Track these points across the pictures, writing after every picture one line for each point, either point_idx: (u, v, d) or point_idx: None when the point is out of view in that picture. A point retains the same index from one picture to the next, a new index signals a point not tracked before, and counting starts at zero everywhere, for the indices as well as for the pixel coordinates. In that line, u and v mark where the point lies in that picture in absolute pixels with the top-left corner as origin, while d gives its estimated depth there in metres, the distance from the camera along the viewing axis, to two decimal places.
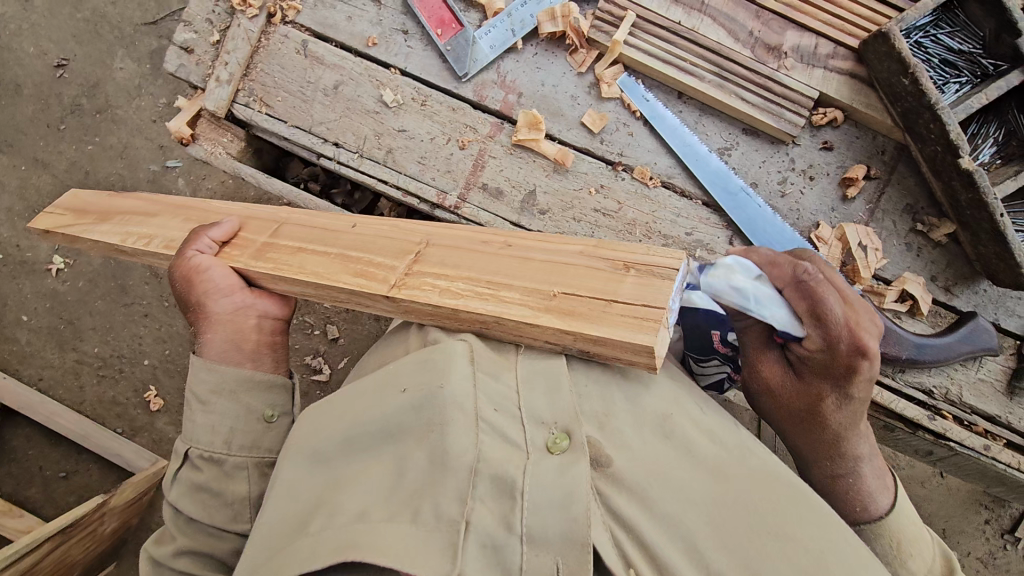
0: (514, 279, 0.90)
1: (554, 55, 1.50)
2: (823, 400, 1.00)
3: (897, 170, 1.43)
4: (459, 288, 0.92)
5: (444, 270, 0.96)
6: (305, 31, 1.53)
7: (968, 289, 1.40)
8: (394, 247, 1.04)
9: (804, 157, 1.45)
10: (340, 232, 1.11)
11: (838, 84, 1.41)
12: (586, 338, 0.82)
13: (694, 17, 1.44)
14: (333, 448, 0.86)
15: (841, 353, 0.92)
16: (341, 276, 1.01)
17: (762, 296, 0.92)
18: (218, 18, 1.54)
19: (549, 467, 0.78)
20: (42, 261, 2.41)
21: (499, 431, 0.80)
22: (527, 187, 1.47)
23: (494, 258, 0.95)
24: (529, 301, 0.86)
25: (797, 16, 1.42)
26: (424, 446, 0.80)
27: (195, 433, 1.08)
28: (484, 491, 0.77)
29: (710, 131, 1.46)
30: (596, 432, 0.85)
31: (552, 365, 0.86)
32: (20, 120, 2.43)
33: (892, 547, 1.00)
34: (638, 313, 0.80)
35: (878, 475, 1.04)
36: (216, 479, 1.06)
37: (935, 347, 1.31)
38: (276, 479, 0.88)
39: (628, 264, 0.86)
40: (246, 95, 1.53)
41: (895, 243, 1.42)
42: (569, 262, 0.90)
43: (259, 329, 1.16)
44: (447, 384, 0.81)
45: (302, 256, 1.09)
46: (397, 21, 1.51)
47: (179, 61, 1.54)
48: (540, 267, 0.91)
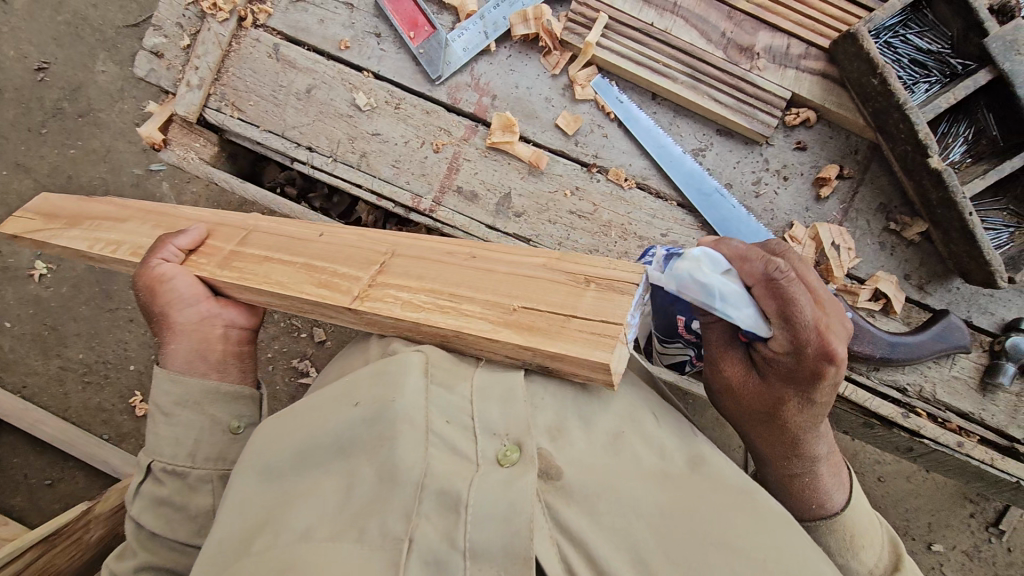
0: (475, 292, 0.90)
1: (527, 57, 1.50)
2: (785, 403, 0.99)
3: (870, 170, 1.43)
4: (420, 300, 0.92)
5: (408, 281, 0.96)
6: (277, 35, 1.53)
7: (942, 287, 1.41)
8: (360, 257, 1.03)
9: (777, 157, 1.45)
10: (307, 240, 1.10)
11: (810, 85, 1.41)
12: (545, 354, 0.82)
13: (667, 18, 1.44)
14: (286, 464, 0.85)
15: (808, 357, 0.90)
16: (306, 286, 1.01)
17: (727, 292, 0.88)
18: (188, 22, 1.52)
19: (497, 479, 0.78)
20: (24, 266, 2.38)
21: (450, 444, 0.81)
22: (502, 189, 1.46)
23: (457, 269, 0.95)
24: (490, 313, 0.87)
25: (769, 17, 1.42)
26: (373, 460, 0.80)
27: (156, 448, 1.07)
28: (430, 507, 0.77)
29: (684, 133, 1.46)
30: (549, 444, 0.85)
31: (510, 378, 0.87)
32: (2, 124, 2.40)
33: (846, 542, 1.02)
34: (597, 328, 0.80)
35: (833, 473, 1.06)
36: (179, 492, 1.06)
37: (907, 346, 1.32)
38: (227, 495, 0.87)
39: (588, 278, 0.86)
40: (218, 100, 1.52)
41: (869, 242, 1.42)
42: (530, 273, 0.90)
43: (225, 338, 1.15)
44: (398, 398, 0.81)
45: (269, 264, 1.08)
46: (370, 24, 1.51)
47: (150, 65, 1.53)
48: (501, 278, 0.91)
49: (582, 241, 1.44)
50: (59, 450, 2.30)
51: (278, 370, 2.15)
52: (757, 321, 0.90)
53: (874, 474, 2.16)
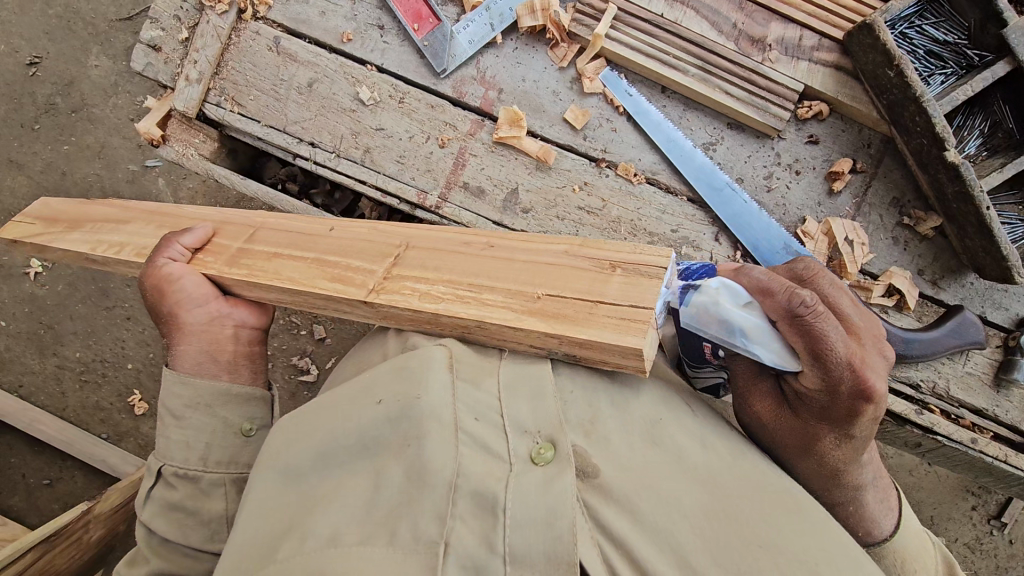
0: (496, 281, 0.87)
1: (535, 50, 1.46)
2: (820, 439, 0.92)
3: (883, 164, 1.41)
4: (439, 291, 0.90)
5: (425, 272, 0.93)
6: (277, 27, 1.49)
7: (955, 282, 1.39)
8: (373, 250, 1.00)
9: (789, 151, 1.43)
10: (315, 235, 1.08)
11: (823, 77, 1.38)
12: (572, 342, 0.79)
13: (676, 9, 1.41)
14: (309, 464, 0.83)
15: (843, 395, 0.84)
16: (320, 281, 0.98)
17: (748, 327, 0.83)
18: (186, 15, 1.49)
19: (533, 480, 0.76)
20: (19, 265, 2.34)
21: (480, 441, 0.79)
22: (510, 185, 1.43)
23: (475, 259, 0.92)
24: (513, 303, 0.84)
25: (781, 8, 1.40)
26: (401, 460, 0.78)
27: (167, 453, 1.05)
28: (464, 508, 0.75)
29: (695, 127, 1.44)
30: (582, 440, 0.83)
31: (537, 371, 0.84)
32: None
33: (897, 565, 1.00)
34: (626, 314, 0.78)
35: (881, 499, 1.00)
36: (190, 496, 1.03)
37: (922, 342, 1.31)
38: (247, 497, 0.85)
39: (614, 263, 0.84)
40: (217, 94, 1.48)
41: (882, 237, 1.41)
42: (551, 263, 0.87)
43: (235, 338, 1.13)
44: (423, 395, 0.79)
45: (278, 261, 1.06)
46: (373, 16, 1.47)
47: (147, 59, 1.50)
48: (522, 268, 0.88)
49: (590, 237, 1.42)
50: (58, 450, 2.27)
51: (277, 368, 2.13)
52: (784, 356, 0.84)
53: None
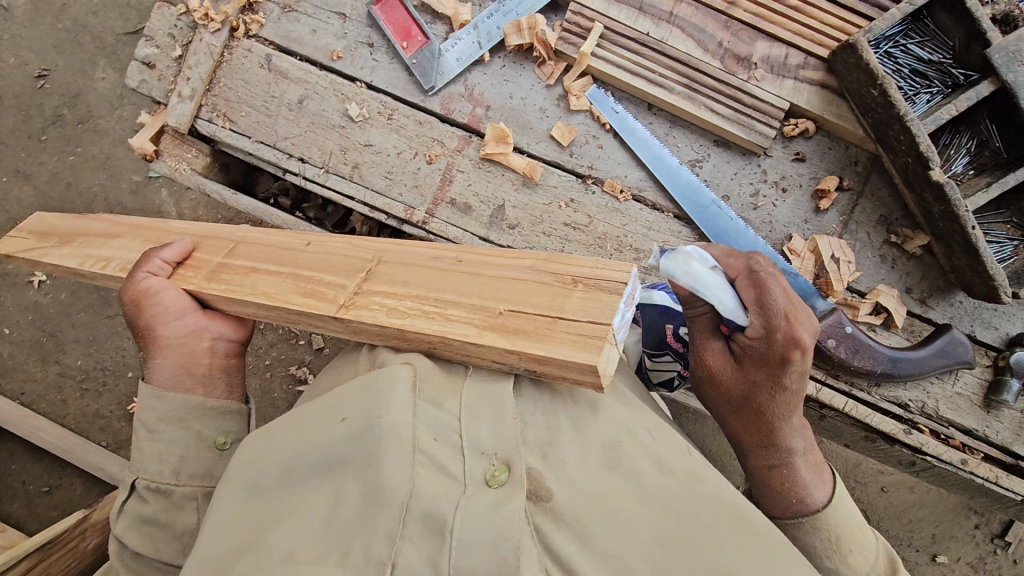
0: (460, 295, 0.88)
1: (522, 67, 1.48)
2: (759, 390, 1.01)
3: (870, 181, 1.41)
4: (406, 306, 0.89)
5: (393, 288, 0.93)
6: (269, 45, 1.51)
7: (944, 301, 1.39)
8: (347, 265, 1.01)
9: (775, 168, 1.43)
10: (291, 251, 1.08)
11: (809, 95, 1.39)
12: (529, 357, 0.79)
13: (662, 27, 1.42)
14: (270, 481, 0.84)
15: (779, 344, 0.95)
16: (292, 297, 0.99)
17: (713, 285, 0.97)
18: (180, 32, 1.52)
19: (484, 501, 0.75)
20: (23, 273, 2.37)
21: (438, 462, 0.78)
22: (496, 202, 1.44)
23: (442, 273, 0.92)
24: (477, 318, 0.84)
25: (766, 26, 1.40)
26: (359, 480, 0.78)
27: (140, 466, 1.05)
28: (415, 530, 0.74)
29: (681, 143, 1.44)
30: (540, 461, 0.82)
31: (501, 393, 0.84)
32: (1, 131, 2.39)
33: (832, 543, 0.98)
34: (584, 330, 0.76)
35: (812, 468, 1.04)
36: (162, 513, 1.03)
37: (909, 362, 1.31)
38: (210, 512, 0.85)
39: (576, 279, 0.82)
40: (210, 110, 1.50)
41: (869, 255, 1.40)
42: (516, 276, 0.87)
43: (212, 351, 1.14)
44: (385, 414, 0.79)
45: (253, 277, 1.06)
46: (363, 34, 1.49)
47: (142, 76, 1.53)
48: (489, 281, 0.88)
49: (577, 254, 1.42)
50: (57, 457, 2.29)
51: (275, 377, 2.14)
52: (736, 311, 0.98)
53: (878, 484, 2.12)
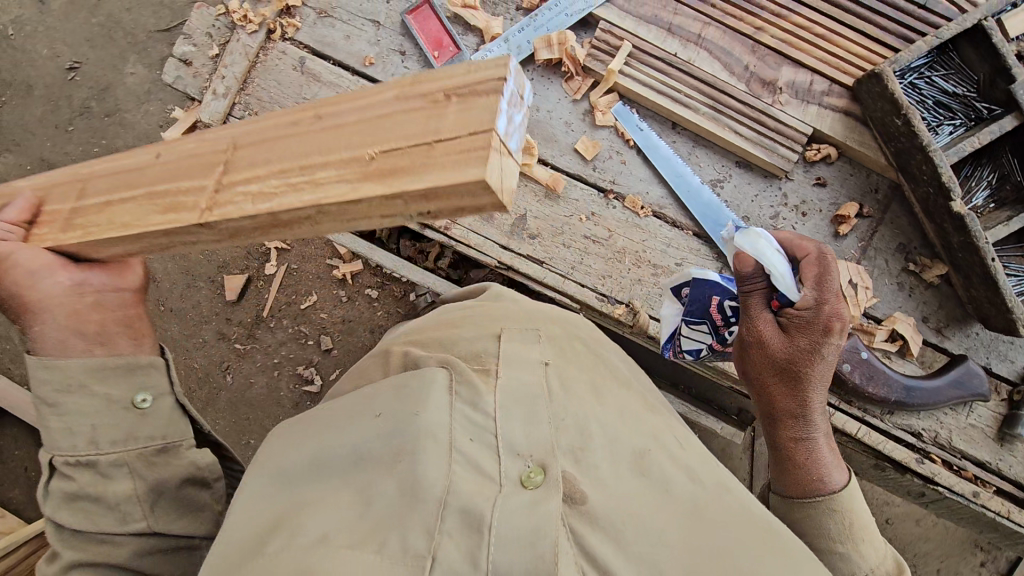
0: (325, 153, 0.67)
1: (550, 81, 1.51)
2: (805, 361, 1.04)
3: (890, 210, 1.43)
4: (272, 186, 0.69)
5: (256, 171, 0.71)
6: (304, 49, 1.54)
7: (960, 331, 1.39)
8: (203, 161, 0.77)
9: (796, 192, 1.44)
10: (140, 164, 0.84)
11: (832, 121, 1.41)
12: (413, 196, 0.61)
13: (690, 49, 1.44)
14: (304, 471, 0.86)
15: (828, 316, 1.01)
16: (151, 220, 0.78)
17: (778, 266, 1.03)
18: (218, 32, 1.56)
19: (520, 500, 0.76)
20: None
21: (473, 462, 0.80)
22: (517, 211, 1.46)
23: (308, 138, 0.69)
24: (347, 173, 0.65)
25: (793, 53, 1.42)
26: (394, 476, 0.80)
27: (54, 439, 0.92)
28: (453, 525, 0.73)
29: (703, 163, 1.46)
30: (572, 466, 0.84)
31: (533, 397, 0.88)
32: (28, 120, 2.43)
33: (844, 527, 1.00)
34: (463, 146, 0.59)
35: (833, 452, 1.08)
36: (92, 484, 0.93)
37: (924, 391, 1.32)
38: (236, 500, 0.85)
39: (445, 91, 0.62)
40: (243, 109, 1.52)
41: (886, 282, 1.41)
42: (385, 113, 0.65)
43: (100, 305, 0.96)
44: (422, 412, 0.84)
45: (109, 212, 0.83)
46: (395, 42, 1.53)
47: (178, 72, 1.56)
48: (349, 129, 0.67)
49: (594, 266, 1.44)
50: None
51: (283, 376, 2.15)
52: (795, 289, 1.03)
53: (883, 515, 2.10)
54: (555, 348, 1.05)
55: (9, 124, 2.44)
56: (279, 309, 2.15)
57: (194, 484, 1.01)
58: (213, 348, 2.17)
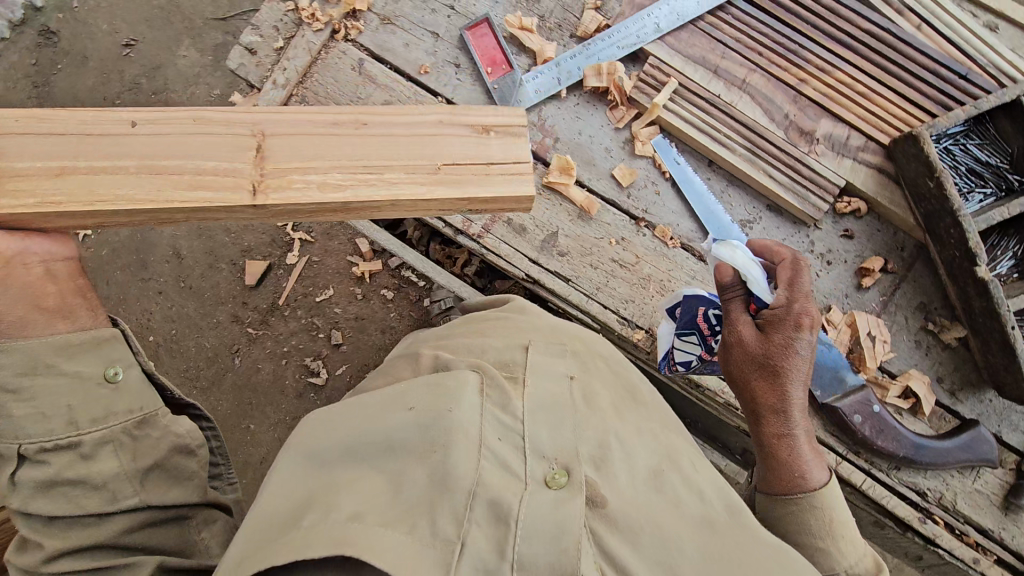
0: (384, 159, 0.91)
1: (595, 107, 1.56)
2: (782, 358, 1.03)
3: (913, 269, 1.45)
4: (335, 179, 0.90)
5: (305, 163, 0.90)
6: (364, 51, 1.61)
7: (974, 396, 1.40)
8: (227, 145, 0.90)
9: (823, 240, 1.47)
10: (104, 139, 0.89)
11: (865, 177, 1.45)
12: (477, 202, 0.93)
13: (734, 92, 1.50)
14: (334, 455, 0.87)
15: (799, 312, 1.02)
16: (179, 196, 0.87)
17: (753, 271, 1.06)
18: (284, 26, 1.64)
19: (545, 500, 0.80)
20: None
21: (501, 460, 0.84)
22: (550, 228, 1.50)
23: (353, 142, 0.92)
24: (418, 176, 0.91)
25: (833, 106, 1.47)
26: (426, 466, 0.82)
27: (20, 426, 0.85)
28: (481, 515, 0.78)
29: (735, 202, 1.50)
30: (593, 472, 0.89)
31: (558, 405, 0.92)
32: (78, 90, 2.26)
33: (826, 526, 0.99)
34: (513, 169, 0.93)
35: (814, 451, 1.07)
36: (71, 467, 0.86)
37: (933, 450, 1.33)
38: (267, 477, 0.87)
39: (487, 127, 0.95)
40: (299, 101, 1.59)
41: (904, 338, 1.43)
42: (430, 134, 0.94)
43: (50, 277, 0.93)
44: (455, 410, 0.85)
45: (71, 179, 0.87)
46: (451, 55, 1.59)
47: (241, 60, 1.64)
48: (400, 142, 0.93)
49: (619, 290, 1.47)
50: None
51: (289, 365, 2.06)
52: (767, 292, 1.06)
53: None
54: (578, 362, 1.09)
55: (57, 89, 2.26)
56: (295, 299, 2.08)
57: (179, 454, 0.97)
58: (226, 330, 2.09)
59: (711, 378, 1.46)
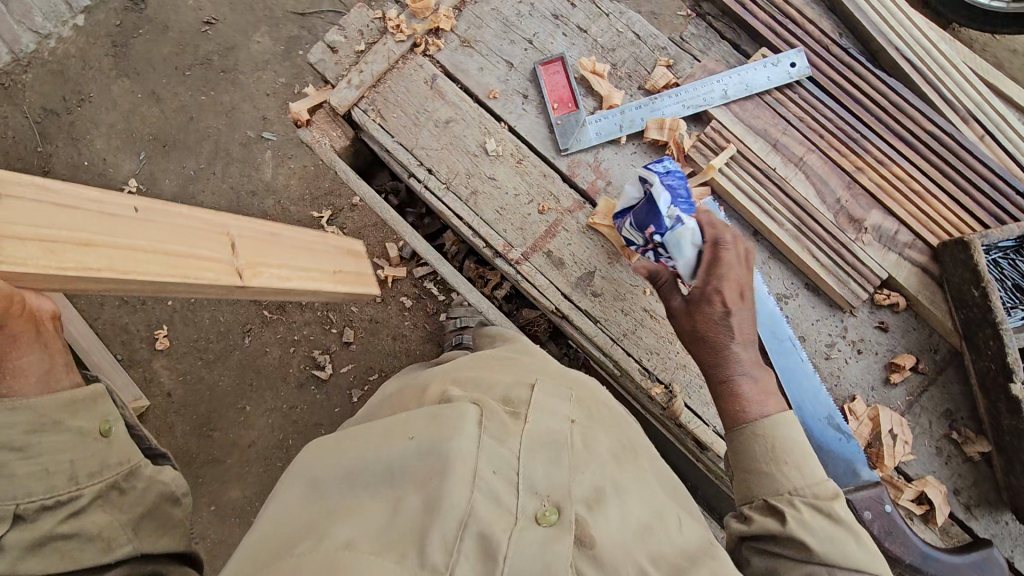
0: (297, 260, 1.15)
1: (651, 159, 1.59)
2: (707, 324, 1.22)
3: (944, 373, 1.44)
4: (283, 274, 1.08)
5: (268, 264, 1.05)
6: (439, 68, 1.68)
7: (990, 515, 1.37)
8: (205, 237, 0.92)
9: (857, 328, 1.47)
10: (116, 219, 0.79)
11: (908, 274, 1.45)
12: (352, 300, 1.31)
13: (789, 169, 1.52)
14: (335, 481, 0.88)
15: (715, 294, 1.22)
16: (193, 274, 0.85)
17: (682, 250, 1.24)
18: (370, 32, 1.68)
19: (535, 536, 0.79)
20: (119, 178, 2.23)
21: (494, 493, 0.81)
22: (587, 267, 1.52)
23: (276, 246, 1.11)
24: (318, 276, 1.21)
25: (885, 199, 1.48)
26: (422, 493, 0.81)
27: (22, 484, 0.79)
28: (470, 548, 0.74)
29: (774, 274, 1.50)
30: (586, 512, 0.87)
31: (555, 443, 0.91)
32: (153, 56, 2.34)
33: (769, 450, 1.09)
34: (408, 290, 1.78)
35: (761, 387, 1.17)
36: (64, 522, 0.82)
37: (941, 562, 1.27)
38: (271, 504, 0.90)
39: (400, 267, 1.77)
40: (368, 103, 1.66)
41: (926, 443, 1.41)
42: (309, 246, 1.23)
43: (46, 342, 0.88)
44: (455, 438, 0.85)
45: (99, 252, 0.75)
46: (522, 86, 1.65)
47: (322, 56, 1.69)
48: (293, 249, 1.16)
49: (645, 340, 1.48)
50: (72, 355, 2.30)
51: (296, 354, 2.04)
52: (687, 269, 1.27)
53: None
54: (583, 410, 1.09)
55: (134, 52, 2.34)
56: None
57: (167, 503, 0.97)
58: (242, 308, 2.11)
59: (723, 449, 1.42)
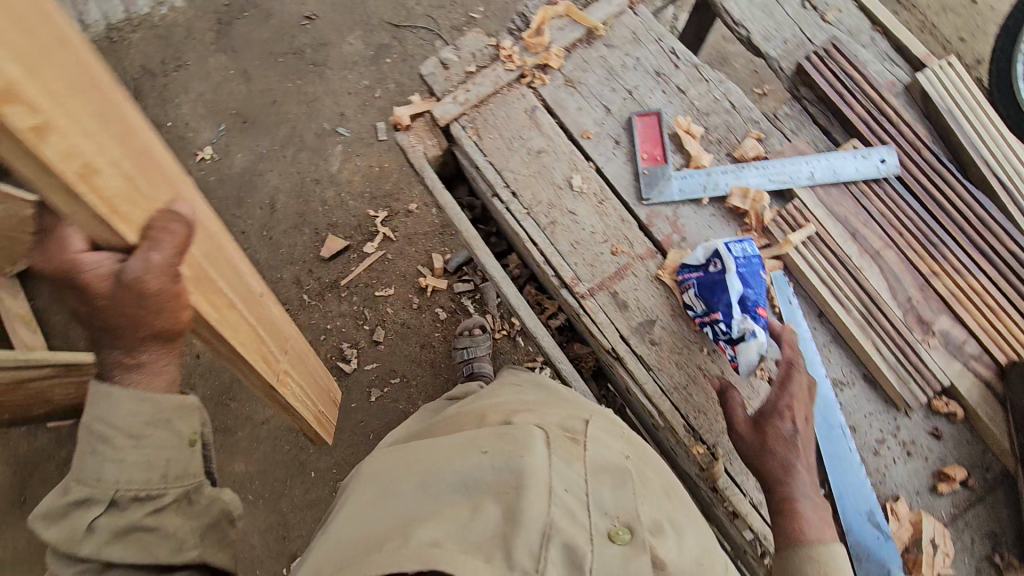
0: (305, 381, 1.53)
1: (728, 224, 1.62)
2: (776, 440, 1.32)
3: (994, 492, 1.42)
4: (292, 389, 1.44)
5: (291, 377, 1.41)
6: (541, 100, 1.75)
7: None
8: (279, 336, 1.28)
9: (909, 430, 1.45)
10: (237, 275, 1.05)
11: (971, 385, 1.44)
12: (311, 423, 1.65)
13: (864, 259, 1.54)
14: (411, 494, 0.94)
15: (785, 409, 1.34)
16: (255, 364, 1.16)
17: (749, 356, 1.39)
18: (481, 56, 1.80)
19: (613, 556, 0.84)
20: (196, 145, 2.76)
21: (568, 508, 0.87)
22: (650, 314, 1.55)
23: (303, 362, 1.50)
24: (304, 402, 1.57)
25: (957, 306, 1.49)
26: (501, 501, 0.87)
27: (129, 472, 1.08)
28: (557, 557, 0.81)
29: (833, 358, 1.50)
30: (653, 537, 0.91)
31: (615, 467, 0.97)
32: (251, 39, 2.89)
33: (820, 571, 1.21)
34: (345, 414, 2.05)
35: (817, 510, 1.30)
36: (150, 514, 1.10)
37: None
38: (339, 519, 0.96)
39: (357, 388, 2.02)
40: (467, 120, 1.74)
41: (966, 560, 1.38)
42: (313, 368, 1.61)
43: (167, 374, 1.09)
44: (527, 455, 0.92)
45: (235, 318, 1.03)
46: (615, 131, 1.71)
47: (434, 70, 1.78)
48: (308, 370, 1.56)
49: (695, 398, 1.49)
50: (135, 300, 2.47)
51: None
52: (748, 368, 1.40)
53: None
54: (633, 448, 1.11)
55: (235, 33, 2.89)
56: None
57: (225, 522, 1.22)
58: None
59: (757, 522, 1.41)
